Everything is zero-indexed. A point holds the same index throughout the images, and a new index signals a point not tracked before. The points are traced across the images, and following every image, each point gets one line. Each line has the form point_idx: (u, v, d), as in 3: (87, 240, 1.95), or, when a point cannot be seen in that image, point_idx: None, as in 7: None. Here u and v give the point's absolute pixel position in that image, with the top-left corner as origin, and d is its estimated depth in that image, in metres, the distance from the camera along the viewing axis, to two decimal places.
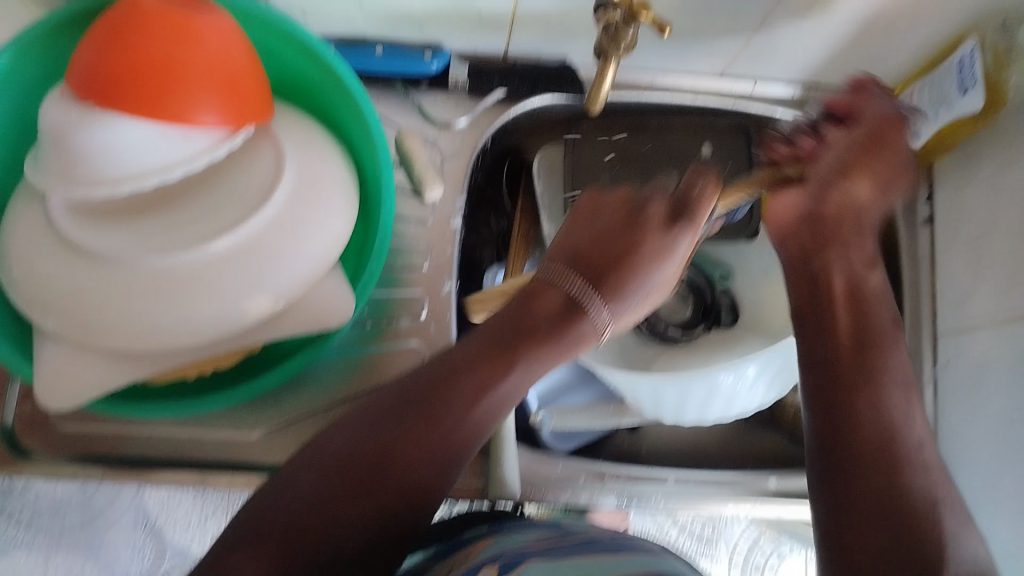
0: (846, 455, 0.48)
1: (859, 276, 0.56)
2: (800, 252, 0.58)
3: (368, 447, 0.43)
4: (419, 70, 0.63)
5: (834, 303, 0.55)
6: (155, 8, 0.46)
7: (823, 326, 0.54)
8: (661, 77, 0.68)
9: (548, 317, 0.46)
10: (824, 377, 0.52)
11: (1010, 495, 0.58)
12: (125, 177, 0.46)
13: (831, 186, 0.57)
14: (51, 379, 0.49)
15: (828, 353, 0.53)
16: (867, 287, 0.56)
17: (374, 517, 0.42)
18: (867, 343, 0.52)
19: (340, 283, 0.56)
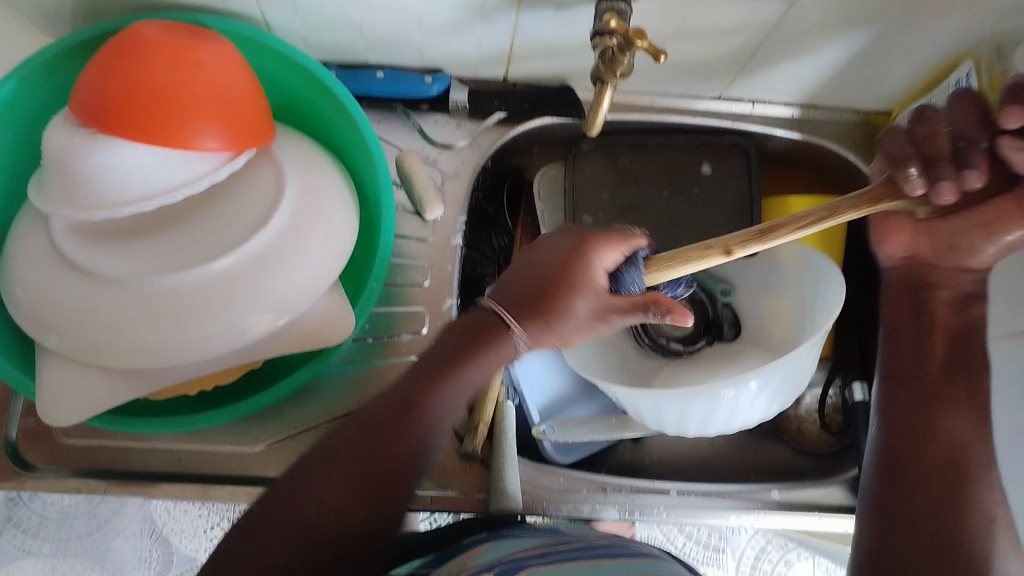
0: (903, 490, 0.49)
1: (962, 302, 0.51)
2: (902, 285, 0.52)
3: (309, 502, 0.44)
4: (419, 93, 0.64)
5: (934, 332, 0.51)
6: (156, 36, 0.47)
7: (918, 347, 0.51)
8: (662, 98, 0.70)
9: (469, 355, 0.47)
10: (898, 393, 0.52)
11: None
12: (126, 202, 0.46)
13: (950, 254, 0.49)
14: (55, 398, 0.50)
15: (913, 368, 0.51)
16: (972, 313, 0.51)
17: (327, 545, 0.44)
18: (960, 369, 0.50)
19: (341, 300, 0.56)
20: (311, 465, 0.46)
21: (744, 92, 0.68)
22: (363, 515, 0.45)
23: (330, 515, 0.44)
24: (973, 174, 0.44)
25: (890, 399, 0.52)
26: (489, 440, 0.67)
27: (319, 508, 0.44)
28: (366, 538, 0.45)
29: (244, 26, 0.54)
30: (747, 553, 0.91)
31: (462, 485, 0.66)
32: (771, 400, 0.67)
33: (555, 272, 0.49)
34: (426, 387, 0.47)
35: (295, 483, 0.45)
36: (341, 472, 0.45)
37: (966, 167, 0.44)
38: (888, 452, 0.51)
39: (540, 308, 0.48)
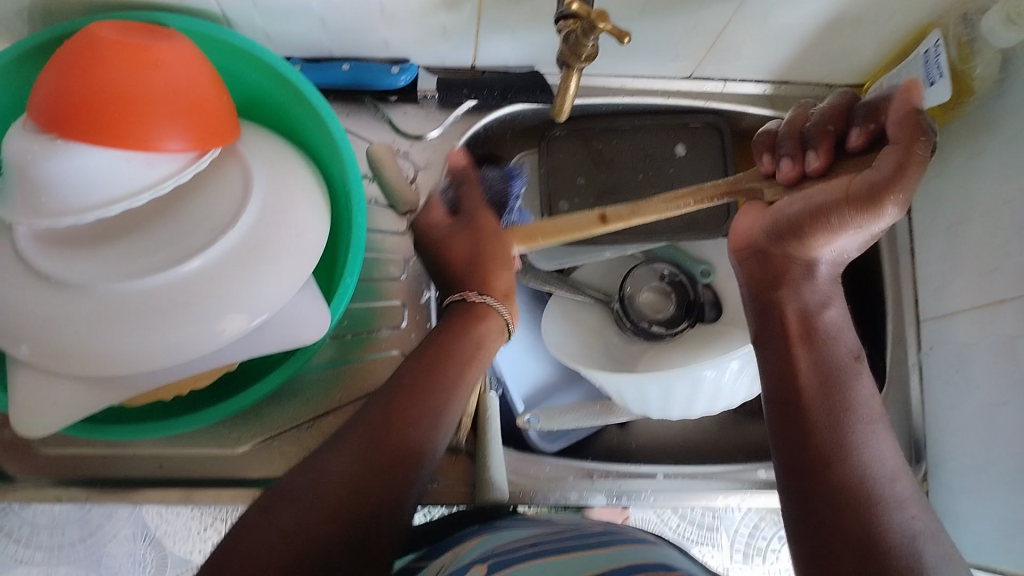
0: (818, 510, 0.46)
1: (811, 311, 0.53)
2: (753, 284, 0.56)
3: (338, 469, 0.48)
4: (386, 84, 0.63)
5: (792, 346, 0.52)
6: (112, 37, 0.46)
7: (784, 367, 0.52)
8: (632, 80, 0.67)
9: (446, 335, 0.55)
10: (788, 421, 0.50)
11: (996, 480, 0.59)
12: (91, 207, 0.45)
13: (793, 238, 0.51)
14: (26, 409, 0.49)
15: (791, 396, 0.50)
16: (823, 318, 0.53)
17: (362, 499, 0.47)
18: (831, 386, 0.50)
19: (315, 297, 0.56)
20: (329, 452, 0.49)
21: (715, 71, 0.67)
22: (383, 482, 0.48)
23: (346, 482, 0.47)
24: (814, 158, 0.50)
25: (782, 437, 0.50)
26: (474, 433, 0.67)
27: (336, 475, 0.48)
28: (386, 505, 0.48)
29: (203, 23, 0.53)
30: (741, 530, 0.91)
31: (448, 478, 0.66)
32: (753, 379, 0.67)
33: (437, 230, 0.59)
34: (416, 369, 0.53)
35: (318, 464, 0.48)
36: (352, 444, 0.49)
37: (813, 150, 0.51)
38: (796, 492, 0.48)
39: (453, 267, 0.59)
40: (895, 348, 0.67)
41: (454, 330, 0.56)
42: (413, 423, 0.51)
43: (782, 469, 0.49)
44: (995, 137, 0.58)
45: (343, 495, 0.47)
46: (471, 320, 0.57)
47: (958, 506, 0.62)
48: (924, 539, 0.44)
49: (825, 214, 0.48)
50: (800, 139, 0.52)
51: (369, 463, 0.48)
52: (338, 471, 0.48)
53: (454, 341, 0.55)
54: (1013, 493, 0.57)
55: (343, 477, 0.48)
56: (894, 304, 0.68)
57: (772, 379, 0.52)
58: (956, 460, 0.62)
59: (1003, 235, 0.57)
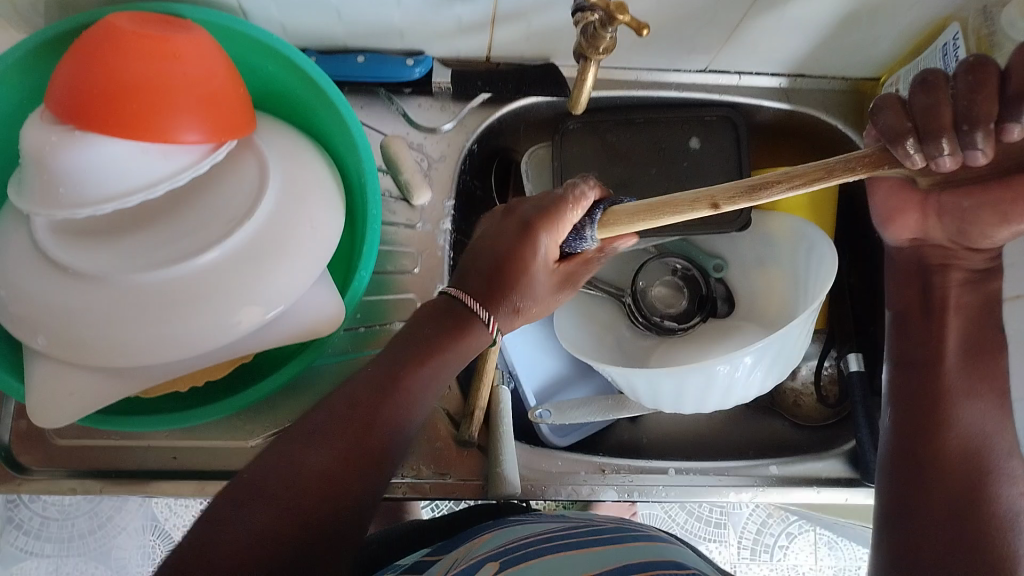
0: (924, 479, 0.52)
1: (976, 280, 0.54)
2: (910, 266, 0.56)
3: (317, 464, 0.45)
4: (401, 76, 0.63)
5: (945, 313, 0.54)
6: (130, 27, 0.46)
7: (931, 333, 0.55)
8: (646, 73, 0.68)
9: (433, 325, 0.52)
10: (915, 377, 0.55)
11: None
12: (108, 199, 0.45)
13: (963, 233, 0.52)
14: (42, 400, 0.49)
15: (928, 360, 0.55)
16: (988, 288, 0.53)
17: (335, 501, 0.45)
18: (977, 357, 0.53)
19: (329, 289, 0.56)
20: (303, 441, 0.46)
21: (730, 64, 0.67)
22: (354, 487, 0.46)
23: (332, 480, 0.45)
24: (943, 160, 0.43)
25: (909, 385, 0.55)
26: (486, 428, 0.67)
27: (316, 472, 0.45)
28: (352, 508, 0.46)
29: (218, 15, 0.53)
30: (749, 527, 0.91)
31: (460, 471, 0.66)
32: (767, 375, 0.67)
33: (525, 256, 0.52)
34: (393, 366, 0.50)
35: (292, 454, 0.45)
36: (328, 432, 0.46)
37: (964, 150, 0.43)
38: (900, 452, 0.54)
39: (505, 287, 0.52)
40: None
41: (436, 322, 0.52)
42: (387, 415, 0.48)
43: (896, 436, 0.55)
44: None
45: (324, 488, 0.44)
46: (462, 331, 0.52)
47: None
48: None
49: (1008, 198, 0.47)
50: (945, 128, 0.43)
51: (348, 457, 0.46)
52: (320, 463, 0.45)
53: (443, 332, 0.51)
54: None
55: (326, 474, 0.45)
56: None
57: (916, 337, 0.56)
58: None
59: None
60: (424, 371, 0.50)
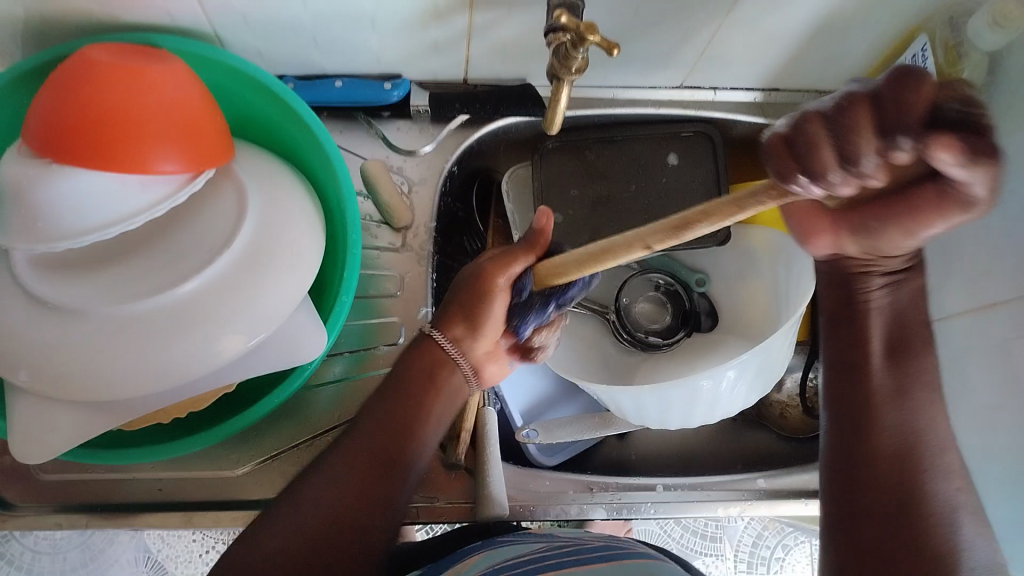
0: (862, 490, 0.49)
1: (894, 288, 0.49)
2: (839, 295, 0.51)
3: (331, 495, 0.49)
4: (379, 99, 0.63)
5: (869, 317, 0.50)
6: (105, 59, 0.46)
7: (854, 331, 0.51)
8: (623, 90, 0.68)
9: (418, 358, 0.55)
10: (846, 380, 0.51)
11: (995, 484, 0.59)
12: (87, 231, 0.45)
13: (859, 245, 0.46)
14: (23, 435, 0.49)
15: (855, 359, 0.51)
16: (910, 286, 0.49)
17: (357, 525, 0.49)
18: (901, 349, 0.50)
19: (312, 315, 0.56)
20: (318, 476, 0.50)
21: (705, 80, 0.67)
22: (373, 510, 0.50)
23: (334, 511, 0.49)
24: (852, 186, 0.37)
25: (839, 385, 0.52)
26: (473, 450, 0.67)
27: (317, 505, 0.49)
28: (374, 530, 0.50)
29: (194, 44, 0.53)
30: (744, 540, 0.90)
31: (448, 495, 0.66)
32: (752, 389, 0.68)
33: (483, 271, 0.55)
34: (388, 398, 0.54)
35: (308, 489, 0.50)
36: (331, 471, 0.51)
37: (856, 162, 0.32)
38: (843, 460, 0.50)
39: (460, 306, 0.55)
40: None
41: (414, 349, 0.56)
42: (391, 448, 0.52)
43: (835, 440, 0.51)
44: None
45: (343, 514, 0.49)
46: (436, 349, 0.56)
47: None
48: (964, 513, 0.47)
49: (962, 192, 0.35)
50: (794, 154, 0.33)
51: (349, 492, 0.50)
52: (320, 496, 0.49)
53: (423, 358, 0.55)
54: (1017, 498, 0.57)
55: (328, 507, 0.49)
56: None
57: (836, 336, 0.52)
58: None
59: (996, 235, 0.58)
60: (420, 389, 0.54)
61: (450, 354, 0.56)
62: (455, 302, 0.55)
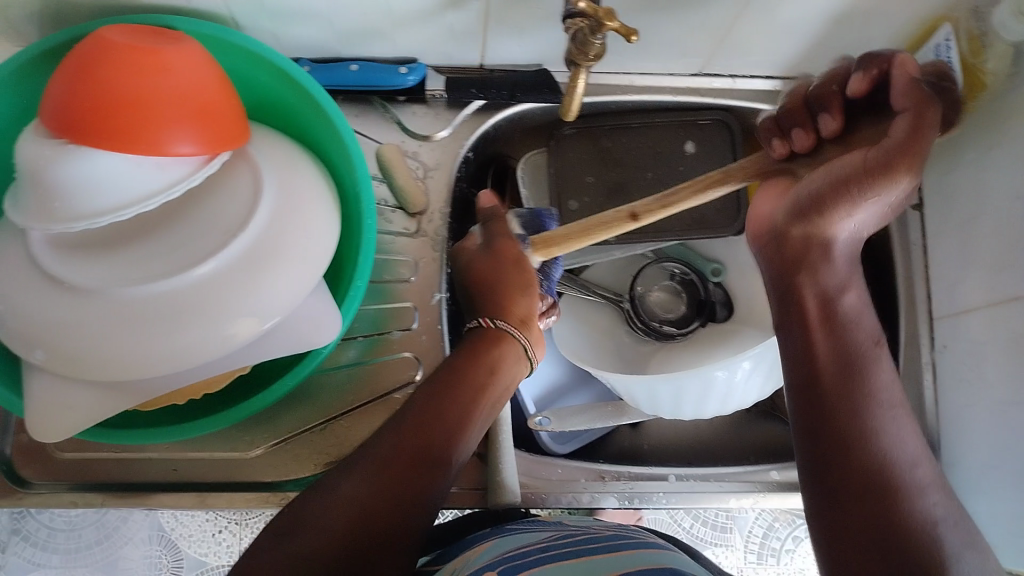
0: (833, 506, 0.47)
1: (830, 297, 0.52)
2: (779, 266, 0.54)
3: (359, 492, 0.47)
4: (394, 84, 0.63)
5: (812, 330, 0.52)
6: (122, 41, 0.46)
7: (805, 349, 0.52)
8: (642, 76, 0.67)
9: (474, 360, 0.54)
10: (808, 400, 0.51)
11: (1004, 481, 0.59)
12: (102, 212, 0.45)
13: (795, 220, 0.52)
14: (41, 415, 0.49)
15: (809, 380, 0.51)
16: (841, 305, 0.52)
17: (383, 525, 0.46)
18: (850, 366, 0.50)
19: (326, 299, 0.56)
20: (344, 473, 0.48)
21: (723, 68, 0.67)
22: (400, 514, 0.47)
23: (360, 505, 0.46)
24: (830, 119, 0.52)
25: (803, 405, 0.51)
26: (485, 436, 0.67)
27: (343, 500, 0.46)
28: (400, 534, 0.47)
29: (211, 27, 0.53)
30: (755, 531, 0.89)
31: (461, 481, 0.66)
32: (765, 381, 0.67)
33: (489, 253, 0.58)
34: (437, 395, 0.51)
35: (335, 483, 0.47)
36: (360, 467, 0.48)
37: (826, 113, 0.52)
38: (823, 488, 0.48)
39: (501, 292, 0.56)
40: (908, 345, 0.68)
41: (469, 351, 0.54)
42: (429, 447, 0.49)
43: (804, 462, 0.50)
44: (1006, 130, 0.58)
45: (368, 514, 0.46)
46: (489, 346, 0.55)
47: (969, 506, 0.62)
48: (945, 526, 0.46)
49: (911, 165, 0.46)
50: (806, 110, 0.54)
51: (378, 488, 0.47)
52: (347, 488, 0.47)
53: (477, 365, 0.53)
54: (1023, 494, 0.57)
55: (355, 501, 0.46)
56: (906, 301, 0.68)
57: (790, 354, 0.53)
58: (969, 458, 0.62)
59: (1015, 227, 0.57)
60: (464, 392, 0.52)
61: (490, 327, 0.56)
62: (490, 291, 0.57)
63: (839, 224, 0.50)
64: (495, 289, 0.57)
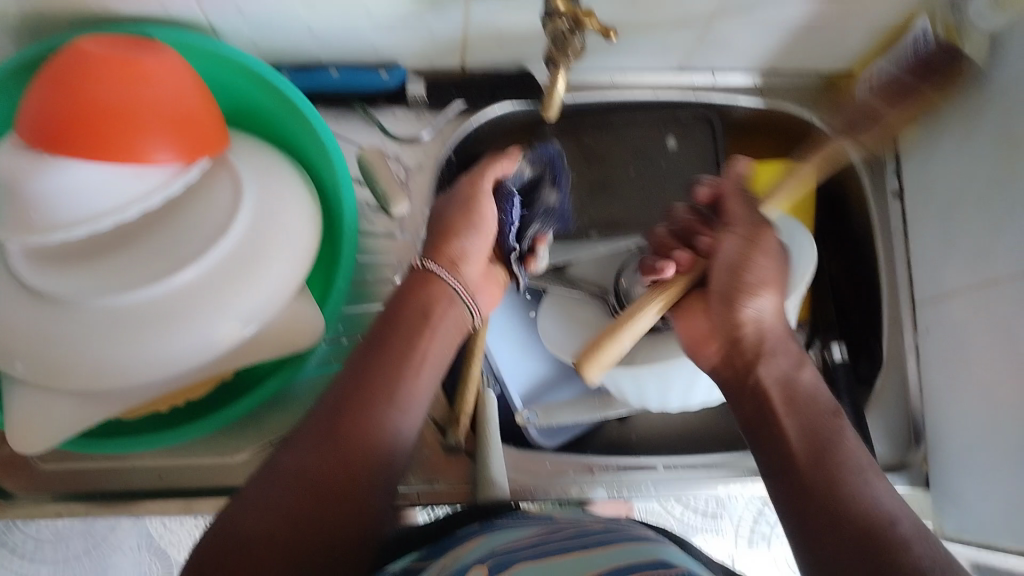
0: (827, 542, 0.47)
1: (789, 378, 0.55)
2: (737, 369, 0.57)
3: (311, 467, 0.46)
4: (376, 87, 0.63)
5: (778, 414, 0.53)
6: (98, 52, 0.45)
7: (773, 435, 0.53)
8: (620, 74, 0.68)
9: (404, 310, 0.54)
10: (788, 484, 0.50)
11: (978, 465, 0.59)
12: (79, 222, 0.44)
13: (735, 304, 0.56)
14: (24, 428, 0.49)
15: (785, 464, 0.51)
16: (801, 380, 0.55)
17: (342, 503, 0.46)
18: (821, 448, 0.50)
19: (311, 303, 0.56)
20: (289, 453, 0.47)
21: (704, 63, 0.67)
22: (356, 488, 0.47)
23: (312, 477, 0.46)
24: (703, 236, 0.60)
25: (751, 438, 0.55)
26: (473, 432, 0.67)
27: (292, 472, 0.46)
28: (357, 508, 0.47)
29: (186, 36, 0.53)
30: None
31: (448, 478, 0.67)
32: None
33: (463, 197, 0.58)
34: (369, 354, 0.52)
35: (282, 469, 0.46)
36: (303, 440, 0.47)
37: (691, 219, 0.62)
38: (806, 531, 0.48)
39: (440, 233, 0.57)
40: (891, 329, 0.68)
41: (395, 303, 0.55)
42: (379, 415, 0.49)
43: (786, 517, 0.50)
44: (987, 116, 0.58)
45: (327, 486, 0.46)
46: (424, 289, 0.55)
47: (944, 489, 0.63)
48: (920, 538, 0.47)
49: (762, 265, 0.56)
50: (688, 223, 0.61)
51: (340, 459, 0.47)
52: (285, 463, 0.46)
53: (408, 318, 0.54)
54: (993, 476, 0.58)
55: (305, 472, 0.46)
56: (889, 287, 0.68)
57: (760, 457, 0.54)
58: (948, 444, 0.63)
59: (994, 217, 0.58)
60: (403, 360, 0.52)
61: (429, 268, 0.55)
62: (438, 232, 0.57)
63: (748, 302, 0.56)
64: (446, 233, 0.57)
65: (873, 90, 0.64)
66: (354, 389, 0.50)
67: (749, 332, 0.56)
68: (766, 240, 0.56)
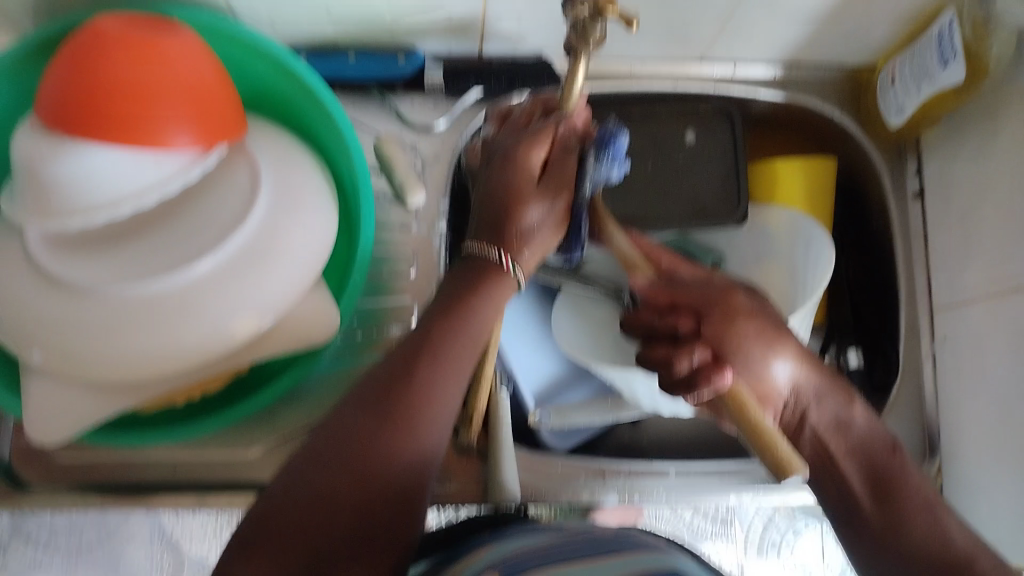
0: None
1: (841, 424, 0.53)
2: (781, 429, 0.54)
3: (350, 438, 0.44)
4: (392, 75, 0.63)
5: (841, 463, 0.53)
6: (119, 31, 0.45)
7: (837, 485, 0.53)
8: (641, 65, 0.69)
9: (471, 287, 0.48)
10: (863, 527, 0.51)
11: (999, 473, 0.58)
12: (97, 206, 0.44)
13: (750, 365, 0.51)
14: (37, 411, 0.49)
15: (852, 510, 0.52)
16: (853, 419, 0.53)
17: (378, 483, 0.43)
18: (885, 487, 0.51)
19: (325, 296, 0.55)
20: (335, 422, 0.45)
21: (726, 54, 0.67)
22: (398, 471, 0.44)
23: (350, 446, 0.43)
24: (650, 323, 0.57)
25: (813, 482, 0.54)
26: (484, 432, 0.66)
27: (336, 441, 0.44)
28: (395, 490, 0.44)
29: (206, 17, 0.53)
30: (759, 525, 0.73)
31: (462, 478, 0.66)
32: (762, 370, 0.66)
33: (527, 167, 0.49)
34: (437, 324, 0.48)
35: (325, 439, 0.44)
36: (363, 400, 0.45)
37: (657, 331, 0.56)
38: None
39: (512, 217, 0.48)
40: (909, 339, 0.67)
41: (467, 278, 0.48)
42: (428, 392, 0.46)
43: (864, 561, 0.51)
44: (1013, 112, 0.57)
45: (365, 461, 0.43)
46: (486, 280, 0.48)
47: (964, 500, 0.61)
48: None
49: (758, 329, 0.52)
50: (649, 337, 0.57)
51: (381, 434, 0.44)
52: (348, 425, 0.44)
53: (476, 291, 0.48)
54: (1016, 487, 0.56)
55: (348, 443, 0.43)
56: (908, 292, 0.67)
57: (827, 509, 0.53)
58: (967, 451, 0.61)
59: (1019, 215, 0.57)
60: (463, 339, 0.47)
61: (513, 279, 0.49)
62: (499, 208, 0.48)
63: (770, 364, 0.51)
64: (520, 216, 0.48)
65: (895, 86, 0.64)
66: (420, 351, 0.47)
67: (784, 401, 0.53)
68: (738, 299, 0.54)
